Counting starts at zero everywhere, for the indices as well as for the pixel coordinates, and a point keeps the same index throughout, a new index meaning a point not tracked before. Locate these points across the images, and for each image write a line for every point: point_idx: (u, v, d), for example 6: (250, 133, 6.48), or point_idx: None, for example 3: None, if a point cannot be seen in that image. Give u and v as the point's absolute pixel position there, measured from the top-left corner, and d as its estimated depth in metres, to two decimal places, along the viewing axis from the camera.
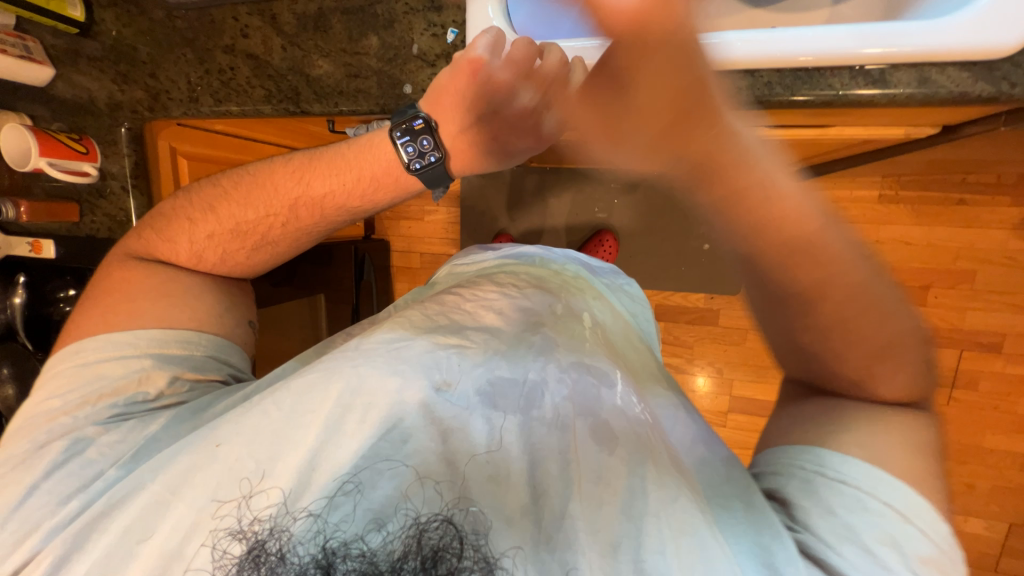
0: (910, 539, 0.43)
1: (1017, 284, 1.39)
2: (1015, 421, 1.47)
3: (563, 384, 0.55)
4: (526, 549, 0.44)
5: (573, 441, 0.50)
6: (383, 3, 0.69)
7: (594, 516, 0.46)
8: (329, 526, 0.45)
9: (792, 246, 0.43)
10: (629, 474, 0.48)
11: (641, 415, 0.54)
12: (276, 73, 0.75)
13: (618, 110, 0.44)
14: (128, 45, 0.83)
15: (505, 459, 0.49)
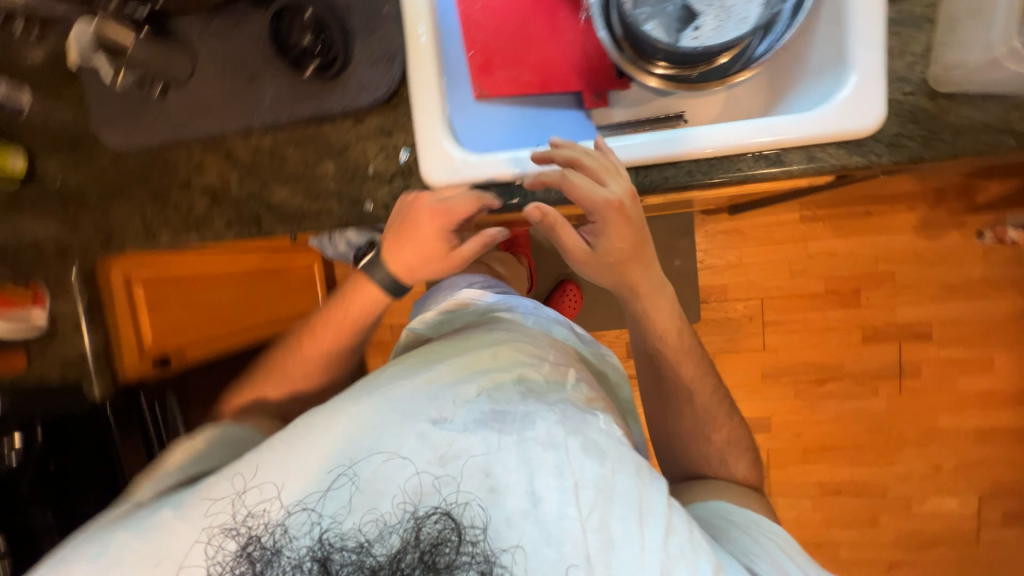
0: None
1: (930, 277, 1.57)
2: (961, 399, 1.61)
3: (553, 410, 0.58)
4: (527, 544, 0.51)
5: (568, 457, 0.54)
6: (335, 132, 0.73)
7: (591, 513, 0.51)
8: (326, 519, 0.53)
9: (691, 358, 0.72)
10: (620, 483, 0.53)
11: (624, 438, 0.59)
12: (236, 202, 0.78)
13: (602, 223, 0.62)
14: (76, 191, 0.83)
15: (500, 475, 0.53)
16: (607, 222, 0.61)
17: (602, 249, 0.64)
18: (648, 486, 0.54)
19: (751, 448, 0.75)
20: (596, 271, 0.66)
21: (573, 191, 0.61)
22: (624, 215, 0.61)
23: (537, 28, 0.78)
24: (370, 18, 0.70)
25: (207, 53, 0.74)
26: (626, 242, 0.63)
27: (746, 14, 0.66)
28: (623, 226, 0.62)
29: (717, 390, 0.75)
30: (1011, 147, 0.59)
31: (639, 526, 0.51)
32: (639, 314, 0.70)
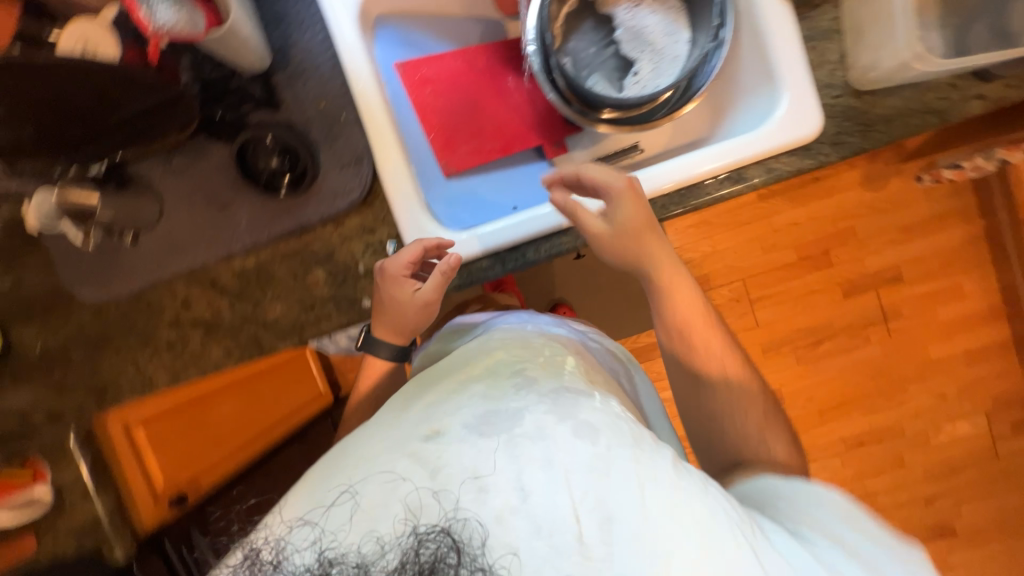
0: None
1: (887, 224, 1.67)
2: (946, 327, 1.70)
3: (543, 401, 0.50)
4: (518, 542, 0.42)
5: (559, 445, 0.46)
6: (318, 240, 0.74)
7: (586, 494, 0.43)
8: (329, 533, 0.44)
9: (726, 351, 0.66)
10: (616, 459, 0.45)
11: (620, 412, 0.52)
12: (230, 329, 0.77)
13: (613, 191, 0.65)
14: (59, 354, 0.79)
15: (490, 475, 0.44)
16: (620, 190, 0.65)
17: (618, 216, 0.65)
18: (673, 463, 0.47)
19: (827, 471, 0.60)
20: (612, 243, 0.66)
21: (590, 170, 0.66)
22: (637, 188, 0.65)
23: (487, 98, 0.82)
24: (330, 127, 0.72)
25: (174, 191, 0.74)
26: (640, 212, 0.65)
27: (676, 53, 0.72)
28: (636, 195, 0.65)
29: (752, 373, 0.67)
30: (935, 124, 0.65)
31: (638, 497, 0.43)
32: (658, 285, 0.67)
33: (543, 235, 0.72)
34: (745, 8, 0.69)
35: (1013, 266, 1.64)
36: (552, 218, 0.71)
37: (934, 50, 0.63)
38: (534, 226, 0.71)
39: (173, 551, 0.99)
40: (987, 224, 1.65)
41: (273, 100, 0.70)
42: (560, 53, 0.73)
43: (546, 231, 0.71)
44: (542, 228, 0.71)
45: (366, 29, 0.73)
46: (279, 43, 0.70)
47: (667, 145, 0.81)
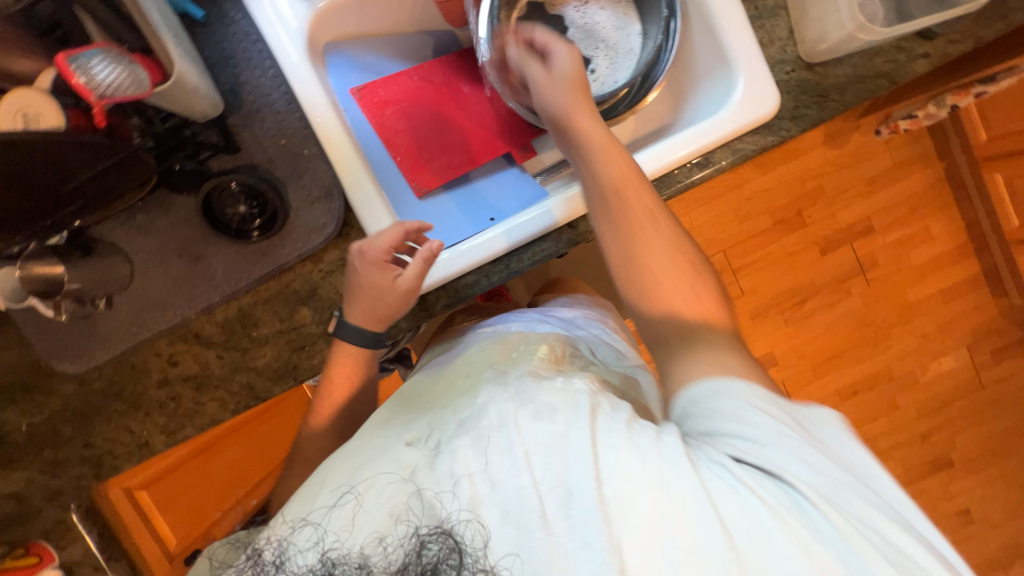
0: (868, 490, 0.44)
1: (854, 178, 1.71)
2: (920, 270, 1.76)
3: (506, 394, 0.55)
4: (493, 531, 0.47)
5: (519, 433, 0.50)
6: (298, 278, 0.73)
7: (546, 474, 0.48)
8: (333, 533, 0.50)
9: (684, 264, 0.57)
10: (573, 434, 0.49)
11: (580, 386, 0.55)
12: (222, 380, 0.75)
13: (552, 46, 0.64)
14: (46, 433, 0.77)
15: (461, 468, 0.50)
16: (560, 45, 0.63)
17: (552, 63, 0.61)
18: (626, 423, 0.50)
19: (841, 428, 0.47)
20: (541, 85, 0.62)
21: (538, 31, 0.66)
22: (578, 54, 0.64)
23: (449, 112, 0.81)
24: (294, 163, 0.70)
25: (142, 250, 0.72)
26: (576, 66, 0.62)
27: (630, 45, 0.72)
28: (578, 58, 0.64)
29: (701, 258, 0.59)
30: (886, 88, 0.67)
31: (589, 461, 0.47)
32: (589, 147, 0.59)
33: (525, 241, 0.71)
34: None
35: (975, 203, 1.70)
36: (531, 223, 0.70)
37: (875, 17, 0.65)
38: (517, 233, 0.70)
39: None
40: (947, 165, 1.70)
41: (232, 144, 0.69)
42: None
43: (529, 236, 0.71)
44: (524, 234, 0.70)
45: (317, 59, 0.71)
46: (229, 85, 0.68)
47: (633, 136, 0.81)
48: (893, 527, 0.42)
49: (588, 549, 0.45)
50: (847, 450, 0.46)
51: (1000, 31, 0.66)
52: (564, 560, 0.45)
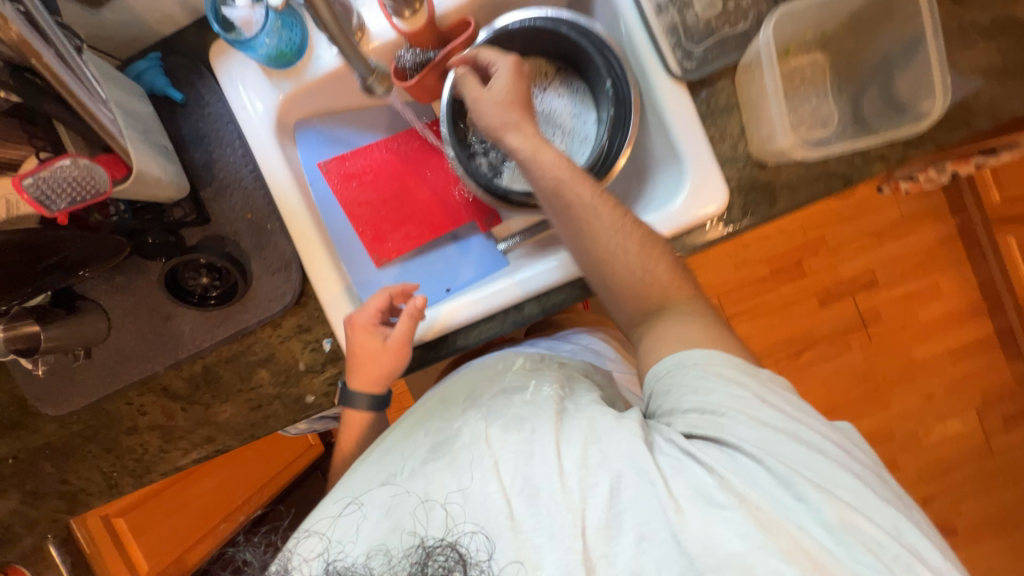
0: (808, 443, 0.51)
1: (858, 229, 1.64)
2: (927, 328, 1.67)
3: (479, 412, 0.58)
4: (492, 529, 0.49)
5: (491, 445, 0.53)
6: (258, 341, 0.77)
7: (515, 479, 0.51)
8: (335, 545, 0.52)
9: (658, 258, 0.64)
10: (539, 440, 0.53)
11: (548, 396, 0.59)
12: (185, 431, 0.80)
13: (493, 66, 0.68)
14: (31, 467, 0.83)
15: (436, 489, 0.52)
16: (499, 63, 0.67)
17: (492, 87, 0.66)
18: (597, 424, 0.54)
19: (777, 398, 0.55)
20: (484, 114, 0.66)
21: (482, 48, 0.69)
22: (518, 71, 0.67)
23: (413, 182, 0.84)
24: (258, 236, 0.74)
25: (120, 308, 0.77)
26: (510, 86, 0.66)
27: (585, 133, 0.76)
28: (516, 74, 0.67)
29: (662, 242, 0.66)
30: (840, 189, 0.66)
31: (556, 464, 0.50)
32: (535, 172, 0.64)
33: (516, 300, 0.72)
34: (646, 86, 0.69)
35: (989, 261, 1.61)
36: (521, 286, 0.71)
37: (828, 120, 0.67)
38: (509, 294, 0.71)
39: None
40: (959, 221, 1.62)
41: (203, 216, 0.73)
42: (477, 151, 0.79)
43: (520, 294, 0.71)
44: (517, 294, 0.71)
45: (285, 137, 0.75)
46: (203, 161, 0.73)
47: None
48: (832, 468, 0.50)
49: (554, 540, 0.48)
50: (795, 410, 0.55)
51: (963, 137, 0.63)
52: (534, 556, 0.48)
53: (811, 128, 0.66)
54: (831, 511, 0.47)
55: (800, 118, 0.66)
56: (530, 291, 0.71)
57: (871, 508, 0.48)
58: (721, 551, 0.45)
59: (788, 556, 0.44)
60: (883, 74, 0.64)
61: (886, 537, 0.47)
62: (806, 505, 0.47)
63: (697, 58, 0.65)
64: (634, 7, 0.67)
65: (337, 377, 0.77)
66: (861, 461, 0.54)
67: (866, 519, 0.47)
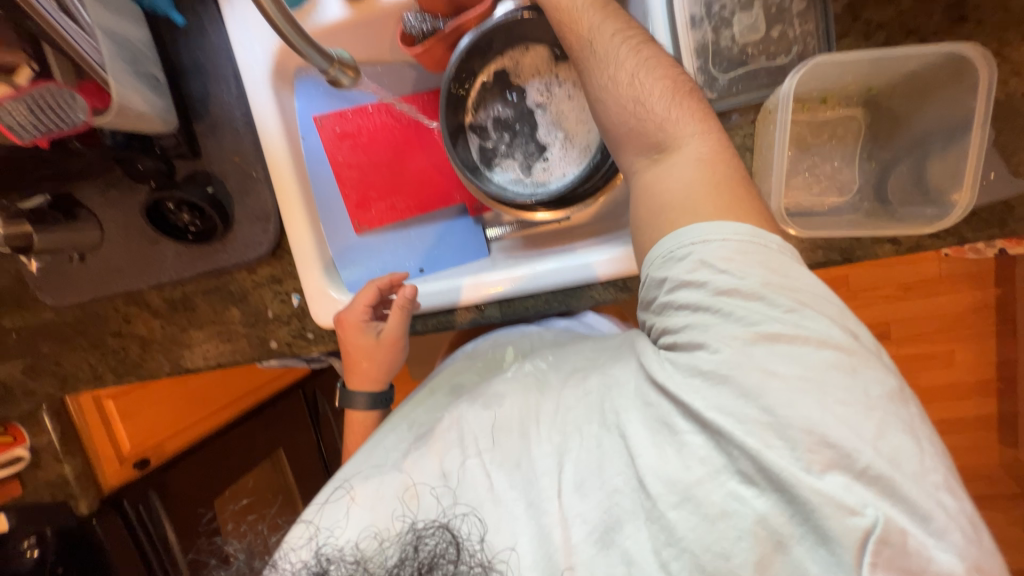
0: (824, 345, 0.40)
1: (889, 276, 1.50)
2: (924, 393, 1.57)
3: (471, 403, 0.56)
4: (473, 504, 0.47)
5: (471, 436, 0.52)
6: (234, 282, 0.80)
7: (495, 455, 0.50)
8: (324, 531, 0.49)
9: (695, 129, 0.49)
10: (512, 407, 0.53)
11: (526, 374, 0.58)
12: (161, 346, 0.86)
13: None
14: (31, 344, 0.92)
15: (422, 467, 0.51)
16: None
17: None
18: (578, 390, 0.50)
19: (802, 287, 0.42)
20: None
21: None
22: None
23: (408, 153, 0.80)
24: (243, 181, 0.74)
25: (112, 221, 0.80)
26: None
27: (587, 140, 0.72)
28: None
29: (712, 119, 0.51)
30: (837, 263, 0.60)
31: (535, 437, 0.49)
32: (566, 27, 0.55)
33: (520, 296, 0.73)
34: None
35: (1019, 341, 1.48)
36: (528, 284, 0.71)
37: (847, 187, 0.61)
38: (515, 290, 0.72)
39: (129, 507, 1.06)
40: (1001, 292, 1.47)
41: (194, 151, 0.73)
42: (471, 133, 0.74)
43: (525, 291, 0.72)
44: (529, 288, 0.71)
45: (282, 84, 0.74)
46: (199, 94, 0.73)
47: (586, 219, 0.82)
48: (827, 369, 0.38)
49: (535, 510, 0.46)
50: (813, 298, 0.42)
51: (992, 237, 0.57)
52: (512, 524, 0.46)
53: (823, 192, 0.61)
54: (797, 420, 0.37)
55: (817, 177, 0.61)
56: (538, 290, 0.72)
57: (859, 414, 0.37)
58: (683, 483, 0.40)
59: (748, 479, 0.39)
60: (920, 150, 0.58)
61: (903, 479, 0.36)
62: (775, 419, 0.38)
63: (720, 87, 0.59)
64: (667, 14, 0.59)
65: (299, 332, 0.80)
66: (872, 350, 0.42)
67: (874, 451, 0.37)
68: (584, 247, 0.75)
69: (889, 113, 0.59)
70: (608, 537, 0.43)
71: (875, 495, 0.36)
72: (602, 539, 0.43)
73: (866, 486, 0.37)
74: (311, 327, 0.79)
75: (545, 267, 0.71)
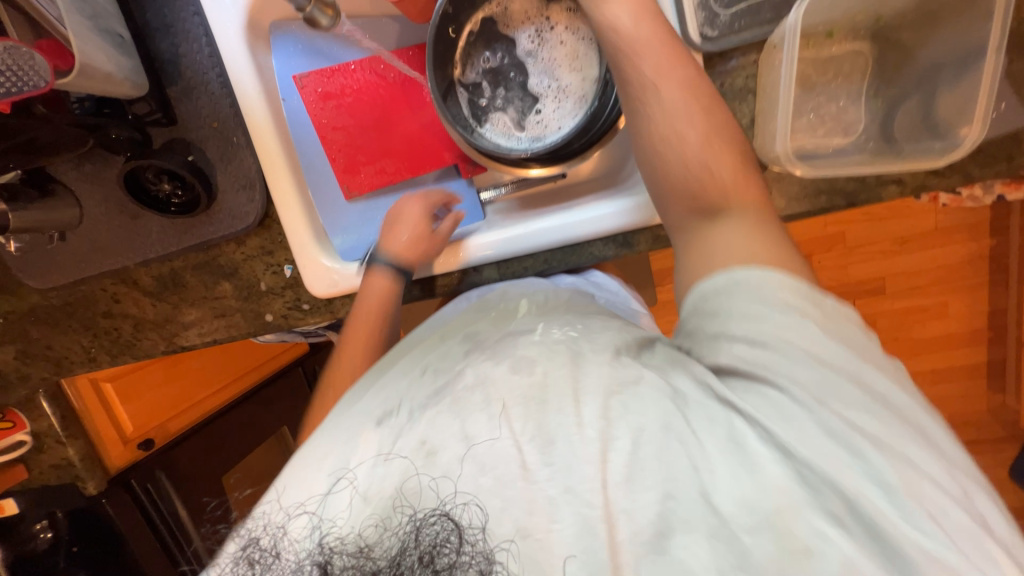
0: (885, 397, 0.39)
1: (885, 231, 1.49)
2: (912, 344, 1.59)
3: (485, 355, 0.45)
4: (482, 492, 0.38)
5: (500, 395, 0.41)
6: (224, 256, 0.78)
7: (528, 425, 0.39)
8: (326, 519, 0.39)
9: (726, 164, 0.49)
10: (555, 378, 0.41)
11: (561, 336, 0.46)
12: (154, 324, 0.84)
13: None
14: (20, 328, 0.88)
15: (438, 435, 0.40)
16: None
17: None
18: (626, 373, 0.41)
19: (854, 343, 0.41)
20: None
21: None
22: None
23: (396, 113, 0.77)
24: (224, 147, 0.71)
25: (91, 197, 0.77)
26: None
27: (582, 91, 0.69)
28: None
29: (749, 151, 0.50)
30: (841, 207, 0.60)
31: (575, 417, 0.39)
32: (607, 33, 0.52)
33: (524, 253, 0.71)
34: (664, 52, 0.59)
35: (1010, 291, 1.49)
36: (541, 238, 0.69)
37: (852, 128, 0.59)
38: (520, 246, 0.70)
39: (139, 487, 1.08)
40: (995, 242, 1.47)
41: (169, 116, 0.69)
42: (461, 88, 0.71)
43: (528, 248, 0.70)
44: (528, 247, 0.70)
45: (257, 41, 0.70)
46: (169, 54, 0.68)
47: (584, 177, 0.80)
48: (895, 422, 0.38)
49: (571, 494, 0.37)
50: (863, 346, 0.42)
51: (998, 174, 0.56)
52: (547, 510, 0.37)
53: (828, 133, 0.59)
54: (885, 464, 0.36)
55: (822, 118, 0.59)
56: (541, 246, 0.70)
57: (932, 466, 0.37)
58: (761, 507, 0.35)
59: (838, 521, 0.35)
60: (928, 85, 0.56)
61: (981, 533, 0.35)
62: (861, 461, 0.36)
63: (721, 24, 0.56)
64: None
65: (294, 303, 0.78)
66: (921, 404, 0.42)
67: (956, 506, 0.36)
68: (588, 202, 0.73)
69: (897, 47, 0.57)
70: (661, 544, 0.35)
71: (971, 558, 0.34)
72: (653, 544, 0.35)
73: (960, 544, 0.35)
74: (306, 298, 0.78)
75: (560, 222, 0.69)
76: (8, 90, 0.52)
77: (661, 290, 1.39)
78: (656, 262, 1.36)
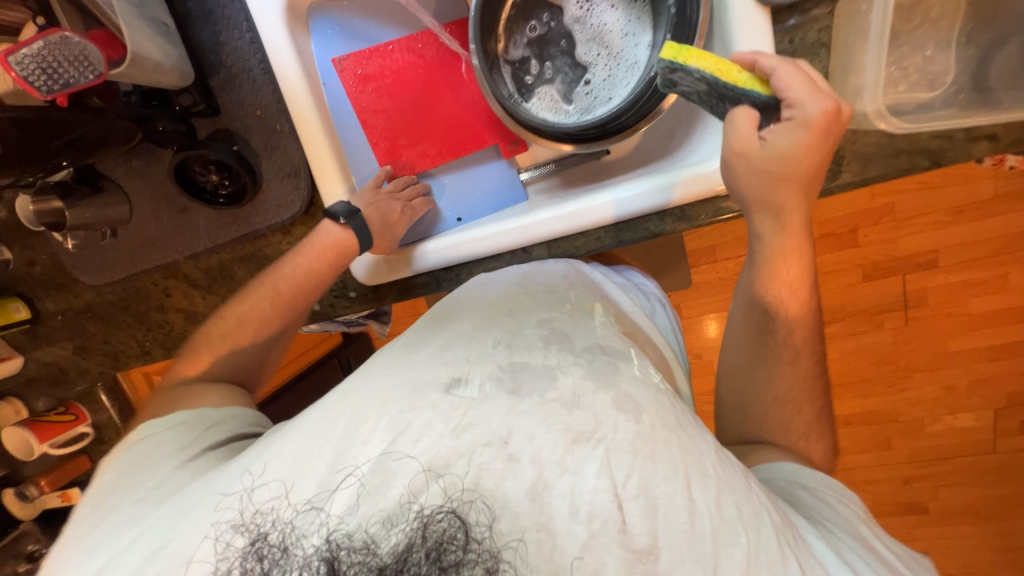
0: None
1: (939, 201, 1.40)
2: (971, 319, 1.49)
3: (579, 363, 0.45)
4: (555, 521, 0.36)
5: (597, 416, 0.40)
6: (270, 246, 0.78)
7: (631, 479, 0.37)
8: (334, 517, 0.37)
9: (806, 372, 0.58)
10: (661, 445, 0.39)
11: (662, 386, 0.46)
12: (205, 316, 0.85)
13: None
14: (76, 324, 0.91)
15: (524, 442, 0.38)
16: None
17: None
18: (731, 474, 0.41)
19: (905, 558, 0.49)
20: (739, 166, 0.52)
21: None
22: None
23: (435, 93, 0.75)
24: (268, 135, 0.71)
25: (141, 192, 0.78)
26: (803, 153, 0.49)
27: (634, 58, 0.66)
28: None
29: (817, 356, 0.59)
30: (925, 167, 0.56)
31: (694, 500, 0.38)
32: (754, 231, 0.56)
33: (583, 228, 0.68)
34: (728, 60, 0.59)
35: None
36: (593, 215, 0.66)
37: (939, 79, 0.56)
38: (579, 220, 0.67)
39: None
40: None
41: (213, 107, 0.69)
42: (507, 62, 0.68)
43: (586, 222, 0.67)
44: (584, 222, 0.67)
45: (296, 23, 0.68)
46: (210, 42, 0.68)
47: (634, 151, 0.77)
48: None
49: None
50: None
51: None
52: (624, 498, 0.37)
53: (911, 87, 0.57)
54: None
55: (904, 70, 0.57)
56: (598, 221, 0.67)
57: None
58: None
59: None
60: None
61: None
62: None
63: None
64: None
65: (341, 291, 0.78)
66: None
67: None
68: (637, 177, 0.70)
69: None
70: None
71: None
72: None
73: None
74: (352, 286, 0.78)
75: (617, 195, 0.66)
76: (67, 83, 0.52)
77: (697, 270, 1.34)
78: (694, 241, 1.31)
